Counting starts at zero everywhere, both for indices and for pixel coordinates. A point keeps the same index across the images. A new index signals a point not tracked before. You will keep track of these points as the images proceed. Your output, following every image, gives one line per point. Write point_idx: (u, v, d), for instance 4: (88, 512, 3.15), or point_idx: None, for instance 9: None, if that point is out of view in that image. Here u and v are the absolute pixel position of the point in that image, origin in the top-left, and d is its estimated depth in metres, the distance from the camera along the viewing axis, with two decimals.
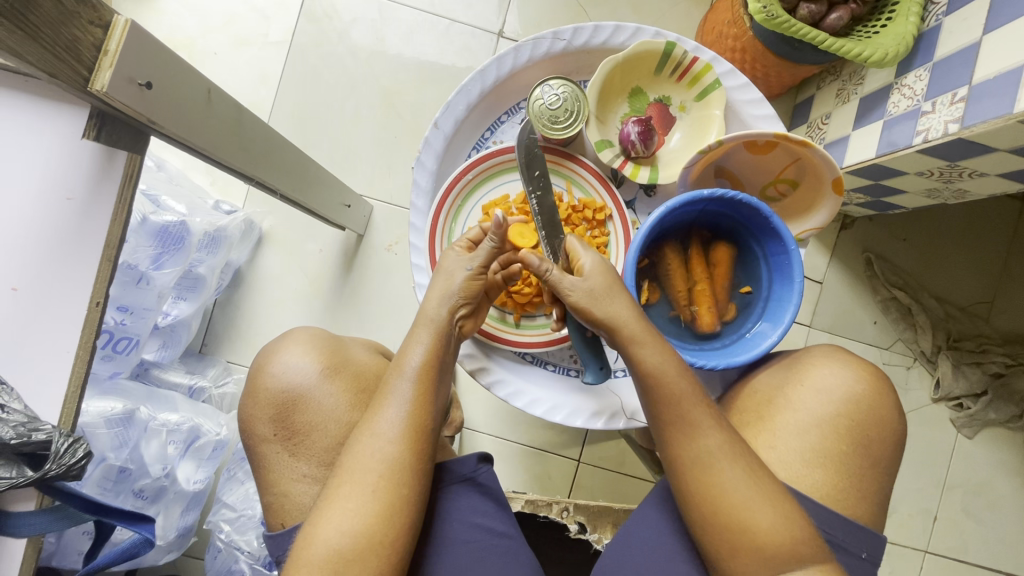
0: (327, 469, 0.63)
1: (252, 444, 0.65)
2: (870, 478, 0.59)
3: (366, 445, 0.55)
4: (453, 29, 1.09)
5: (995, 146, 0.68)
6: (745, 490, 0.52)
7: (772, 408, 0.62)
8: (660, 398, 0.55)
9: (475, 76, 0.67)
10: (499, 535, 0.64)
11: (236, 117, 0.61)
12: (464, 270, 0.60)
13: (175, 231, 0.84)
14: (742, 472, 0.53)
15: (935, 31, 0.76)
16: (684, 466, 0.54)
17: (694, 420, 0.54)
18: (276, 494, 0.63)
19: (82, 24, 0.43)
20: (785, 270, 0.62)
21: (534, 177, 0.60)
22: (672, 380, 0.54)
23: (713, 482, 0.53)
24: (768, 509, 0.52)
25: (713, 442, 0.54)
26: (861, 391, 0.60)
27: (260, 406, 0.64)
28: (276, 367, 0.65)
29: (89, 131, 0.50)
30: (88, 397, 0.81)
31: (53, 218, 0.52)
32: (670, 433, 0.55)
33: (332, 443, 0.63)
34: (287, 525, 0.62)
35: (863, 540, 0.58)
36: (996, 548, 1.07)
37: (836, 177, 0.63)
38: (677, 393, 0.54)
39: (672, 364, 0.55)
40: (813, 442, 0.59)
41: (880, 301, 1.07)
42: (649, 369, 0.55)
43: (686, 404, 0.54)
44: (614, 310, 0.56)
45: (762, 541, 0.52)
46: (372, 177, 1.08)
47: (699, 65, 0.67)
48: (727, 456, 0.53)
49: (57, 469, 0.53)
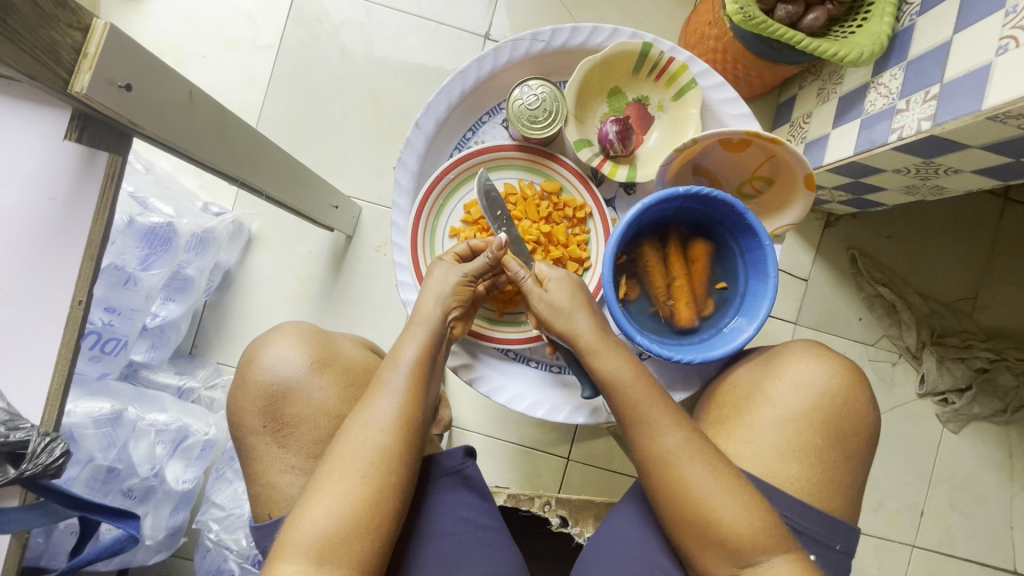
0: (313, 460, 0.64)
1: (239, 436, 0.65)
2: (843, 472, 0.61)
3: (357, 434, 0.56)
4: (440, 31, 1.10)
5: (967, 143, 0.69)
6: (706, 483, 0.53)
7: (749, 403, 0.63)
8: (622, 400, 0.58)
9: (455, 76, 0.68)
10: (483, 528, 0.64)
11: (219, 118, 0.62)
12: (457, 276, 0.62)
13: (163, 233, 0.85)
14: (703, 466, 0.54)
15: (909, 30, 0.77)
16: (648, 464, 0.56)
17: (650, 419, 0.56)
18: (264, 486, 0.64)
19: (61, 28, 0.44)
20: (760, 265, 0.63)
21: (497, 216, 0.65)
22: (627, 386, 0.57)
23: (676, 476, 0.54)
24: (731, 499, 0.53)
25: (673, 439, 0.55)
26: (835, 386, 0.61)
27: (249, 399, 0.65)
28: (265, 359, 0.65)
29: (72, 133, 0.51)
30: (74, 398, 0.82)
31: (33, 216, 0.53)
32: (633, 434, 0.57)
33: (320, 435, 0.64)
34: (275, 515, 0.63)
35: (837, 532, 0.59)
36: (981, 543, 1.08)
37: (808, 173, 0.64)
38: (632, 396, 0.57)
39: (627, 369, 0.58)
40: (787, 436, 0.60)
41: (864, 297, 1.09)
42: (605, 375, 0.58)
43: (642, 404, 0.57)
44: (574, 324, 0.60)
45: (731, 531, 0.53)
46: (361, 178, 1.09)
47: (675, 65, 0.68)
48: (689, 450, 0.55)
49: (33, 469, 0.54)
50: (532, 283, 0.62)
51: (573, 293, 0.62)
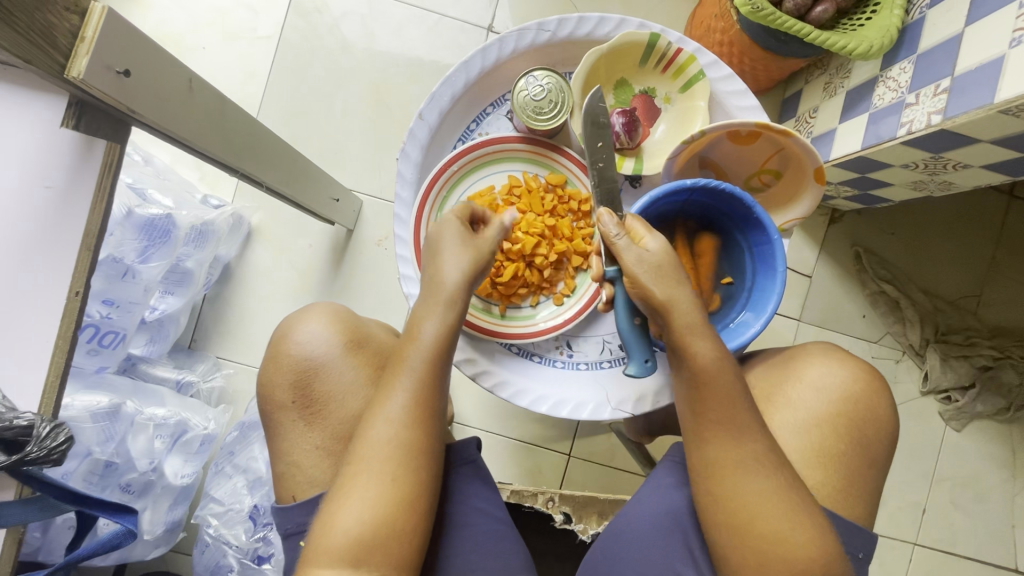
0: (338, 443, 0.62)
1: (267, 411, 0.64)
2: (864, 478, 0.60)
3: (372, 444, 0.54)
4: (442, 23, 1.09)
5: (977, 137, 0.68)
6: (768, 500, 0.51)
7: (770, 405, 0.62)
8: (711, 397, 0.53)
9: (459, 66, 0.67)
10: (497, 520, 0.64)
11: (218, 108, 0.60)
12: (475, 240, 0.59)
13: (161, 225, 0.84)
14: (770, 483, 0.52)
15: (920, 23, 0.76)
16: (717, 463, 0.53)
17: (740, 426, 0.53)
18: (287, 465, 0.63)
19: (58, 10, 0.42)
20: (768, 260, 0.63)
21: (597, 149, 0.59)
22: (721, 383, 0.53)
23: (733, 482, 0.52)
24: (793, 523, 0.51)
25: (756, 448, 0.52)
26: (858, 390, 0.61)
27: (280, 372, 0.63)
28: (299, 334, 0.64)
29: (68, 120, 0.50)
30: (72, 392, 0.81)
31: (29, 205, 0.52)
32: (717, 432, 0.53)
33: (349, 417, 0.63)
34: (299, 498, 0.62)
35: (860, 539, 0.59)
36: (985, 542, 1.07)
37: (818, 166, 0.63)
38: (724, 394, 0.53)
39: (725, 362, 0.54)
40: (812, 441, 0.59)
41: (869, 294, 1.08)
42: (703, 363, 0.54)
43: (732, 406, 0.53)
44: (676, 296, 0.55)
45: (788, 538, 0.51)
46: (362, 171, 1.08)
47: (683, 56, 0.66)
48: (765, 466, 0.52)
49: (38, 452, 0.54)
50: (628, 241, 0.56)
51: (670, 264, 0.55)
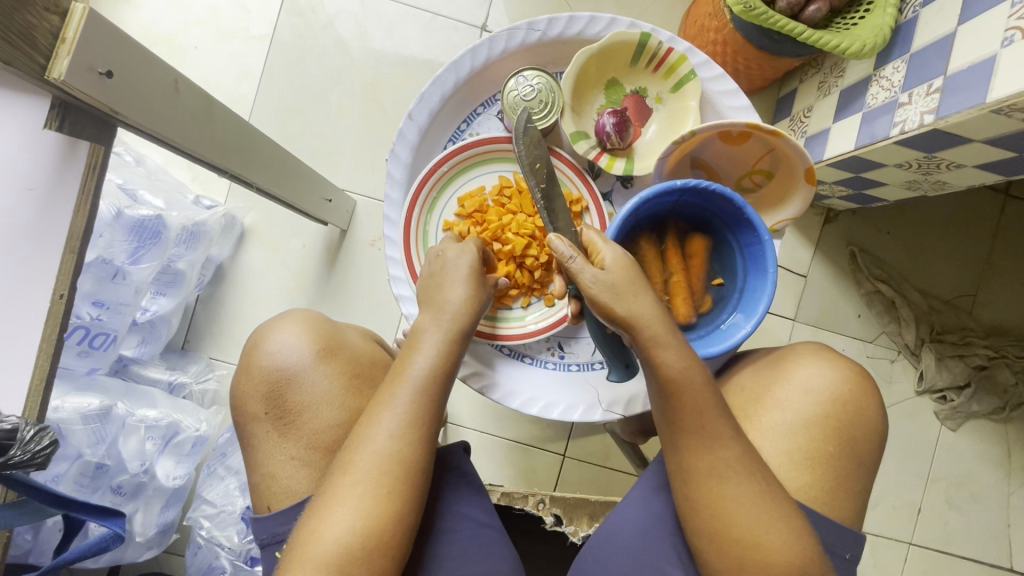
0: (313, 453, 0.62)
1: (241, 424, 0.64)
2: (855, 480, 0.59)
3: (362, 462, 0.53)
4: (435, 22, 1.08)
5: (969, 136, 0.68)
6: (748, 506, 0.51)
7: (760, 408, 0.62)
8: (682, 406, 0.53)
9: (450, 65, 0.66)
10: (482, 525, 0.64)
11: (205, 108, 0.60)
12: (467, 260, 0.59)
13: (151, 226, 0.83)
14: (751, 490, 0.51)
15: (912, 22, 0.76)
16: (698, 471, 0.53)
17: (713, 434, 0.52)
18: (262, 476, 0.62)
19: (37, 11, 0.42)
20: (760, 261, 0.62)
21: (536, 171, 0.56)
22: (693, 392, 0.52)
23: (715, 490, 0.52)
24: (770, 528, 0.51)
25: (724, 455, 0.52)
26: (848, 392, 0.60)
27: (251, 384, 0.63)
28: (270, 345, 0.64)
29: (51, 122, 0.49)
30: (61, 394, 0.80)
31: (9, 207, 0.51)
32: (690, 439, 0.53)
33: (323, 427, 0.62)
34: (273, 508, 0.62)
35: (849, 541, 0.58)
36: (980, 542, 1.07)
37: (808, 167, 0.63)
38: (696, 404, 0.52)
39: (696, 372, 0.52)
40: (801, 444, 0.59)
41: (864, 293, 1.08)
42: (671, 373, 0.52)
43: (701, 412, 0.52)
44: (637, 310, 0.53)
45: (768, 544, 0.51)
46: (355, 171, 1.08)
47: (674, 56, 0.66)
48: (740, 471, 0.52)
49: (21, 455, 0.53)
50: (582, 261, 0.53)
51: (625, 283, 0.53)
